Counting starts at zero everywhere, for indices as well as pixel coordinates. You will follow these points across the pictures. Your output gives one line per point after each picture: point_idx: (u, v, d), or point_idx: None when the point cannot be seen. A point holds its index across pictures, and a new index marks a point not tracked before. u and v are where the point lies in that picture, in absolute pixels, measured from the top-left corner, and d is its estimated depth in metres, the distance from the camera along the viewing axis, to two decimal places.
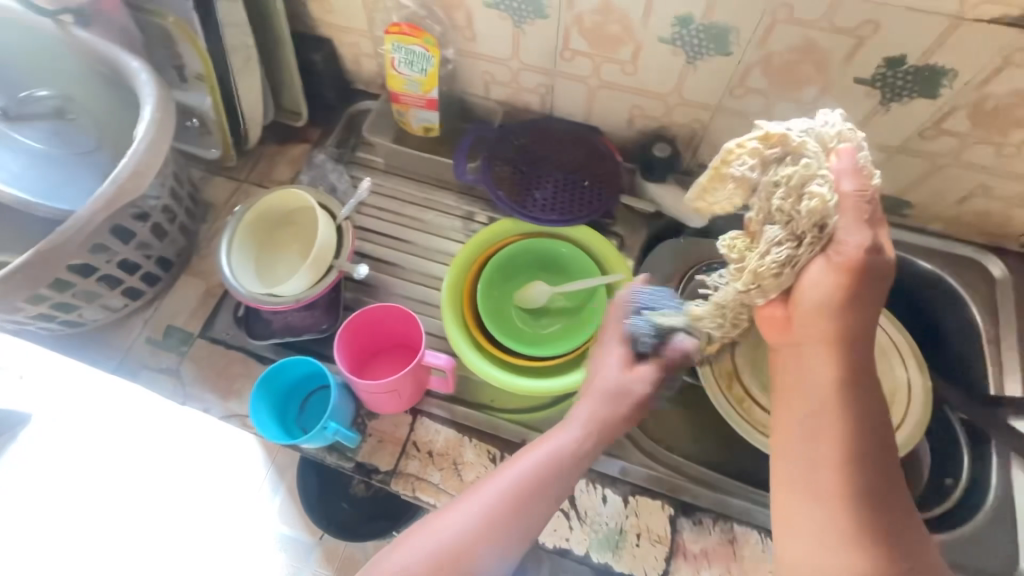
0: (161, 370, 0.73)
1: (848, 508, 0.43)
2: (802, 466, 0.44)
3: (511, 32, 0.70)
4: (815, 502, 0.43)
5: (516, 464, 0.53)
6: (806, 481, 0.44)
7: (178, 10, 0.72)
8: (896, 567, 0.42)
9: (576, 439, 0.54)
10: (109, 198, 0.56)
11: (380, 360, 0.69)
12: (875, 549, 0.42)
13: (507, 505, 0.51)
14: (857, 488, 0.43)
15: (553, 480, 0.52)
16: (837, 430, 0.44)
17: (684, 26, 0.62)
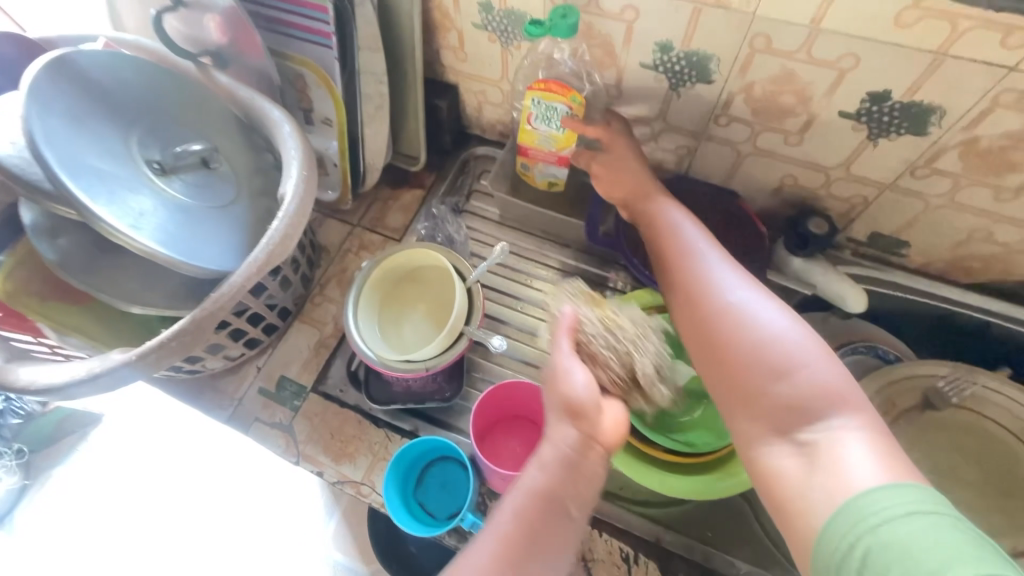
0: (274, 425, 0.70)
1: (716, 330, 0.49)
2: (711, 370, 0.48)
3: (664, 94, 0.66)
4: (709, 350, 0.49)
5: (497, 517, 0.47)
6: (710, 362, 0.49)
7: (318, 57, 0.71)
8: (772, 393, 0.44)
9: (562, 470, 0.47)
10: (262, 263, 0.54)
11: (504, 437, 0.65)
12: (774, 348, 0.45)
13: (496, 568, 0.44)
14: (736, 349, 0.47)
15: (541, 528, 0.45)
16: (696, 277, 0.53)
17: (876, 102, 0.56)
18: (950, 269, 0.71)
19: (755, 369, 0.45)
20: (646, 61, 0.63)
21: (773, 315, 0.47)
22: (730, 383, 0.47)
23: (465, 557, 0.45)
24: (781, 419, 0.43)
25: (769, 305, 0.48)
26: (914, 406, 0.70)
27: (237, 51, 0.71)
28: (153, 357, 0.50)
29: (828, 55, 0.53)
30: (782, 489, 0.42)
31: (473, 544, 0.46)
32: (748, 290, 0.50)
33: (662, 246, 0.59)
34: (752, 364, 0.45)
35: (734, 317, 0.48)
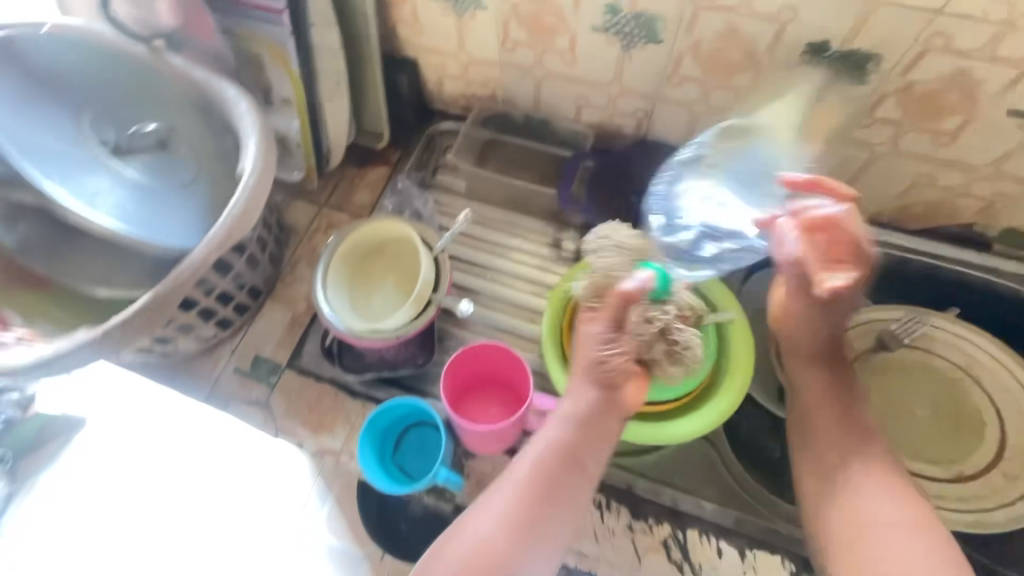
0: (252, 402, 0.72)
1: (841, 497, 0.54)
2: (817, 481, 0.56)
3: (617, 57, 0.67)
4: (829, 471, 0.55)
5: (521, 462, 0.55)
6: (818, 476, 0.56)
7: (272, 35, 0.70)
8: (862, 531, 0.51)
9: (577, 425, 0.55)
10: (222, 239, 0.55)
11: (479, 400, 0.67)
12: (872, 518, 0.51)
13: (522, 504, 0.53)
14: (856, 475, 0.54)
15: (557, 471, 0.54)
16: (846, 441, 0.56)
17: (816, 53, 0.58)
18: (900, 216, 0.74)
19: (865, 544, 0.51)
20: (597, 24, 0.64)
21: (897, 521, 0.51)
22: (844, 552, 0.51)
23: (484, 505, 0.54)
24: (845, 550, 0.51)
25: (916, 526, 0.50)
26: (869, 350, 0.73)
27: (190, 33, 0.71)
28: (118, 334, 0.52)
29: (769, 8, 0.55)
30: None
31: (503, 483, 0.55)
32: (905, 508, 0.51)
33: (813, 390, 0.59)
34: (859, 537, 0.51)
35: (861, 510, 0.52)
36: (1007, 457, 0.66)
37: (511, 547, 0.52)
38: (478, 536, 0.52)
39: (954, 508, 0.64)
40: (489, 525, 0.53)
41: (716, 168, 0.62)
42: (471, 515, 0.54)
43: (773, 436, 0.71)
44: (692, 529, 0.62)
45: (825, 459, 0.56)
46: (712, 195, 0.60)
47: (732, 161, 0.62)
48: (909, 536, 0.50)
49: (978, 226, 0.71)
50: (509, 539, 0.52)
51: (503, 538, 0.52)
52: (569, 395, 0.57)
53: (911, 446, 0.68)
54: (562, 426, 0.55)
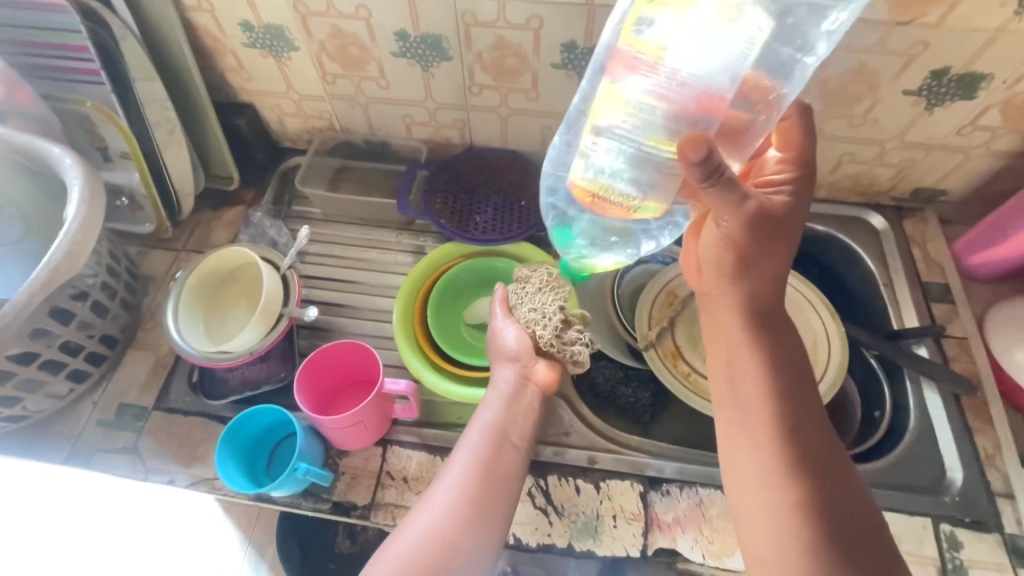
0: (118, 450, 0.71)
1: (748, 455, 0.56)
2: (737, 412, 0.58)
3: (421, 76, 0.77)
4: (753, 400, 0.57)
5: (455, 460, 0.62)
6: (734, 405, 0.59)
7: (97, 95, 0.74)
8: (762, 478, 0.54)
9: (502, 414, 0.65)
10: (44, 281, 0.57)
11: (344, 397, 0.71)
12: (766, 463, 0.54)
13: (461, 499, 0.58)
14: (769, 409, 0.56)
15: (490, 457, 0.61)
16: (760, 402, 0.57)
17: (570, 51, 0.70)
18: None
19: (786, 517, 0.52)
20: (395, 50, 0.74)
21: (797, 474, 0.53)
22: (758, 520, 0.53)
23: (429, 504, 0.58)
24: (749, 490, 0.55)
25: (830, 493, 0.53)
26: (690, 295, 0.83)
27: (14, 102, 0.72)
28: None
29: (520, 19, 0.67)
30: (748, 514, 0.55)
31: (438, 486, 0.60)
32: (818, 478, 0.53)
33: (723, 312, 0.62)
34: (787, 511, 0.52)
35: (775, 471, 0.54)
36: None
37: (460, 536, 0.56)
38: (418, 541, 0.55)
39: None
40: (431, 529, 0.56)
41: (619, 148, 0.51)
42: (412, 518, 0.58)
43: (624, 382, 0.80)
44: (552, 475, 0.69)
45: (743, 417, 0.57)
46: (611, 192, 0.54)
47: (629, 125, 0.50)
48: (826, 506, 0.52)
49: None
50: (451, 534, 0.56)
51: (442, 534, 0.56)
52: (495, 375, 0.68)
53: None
54: (490, 411, 0.65)
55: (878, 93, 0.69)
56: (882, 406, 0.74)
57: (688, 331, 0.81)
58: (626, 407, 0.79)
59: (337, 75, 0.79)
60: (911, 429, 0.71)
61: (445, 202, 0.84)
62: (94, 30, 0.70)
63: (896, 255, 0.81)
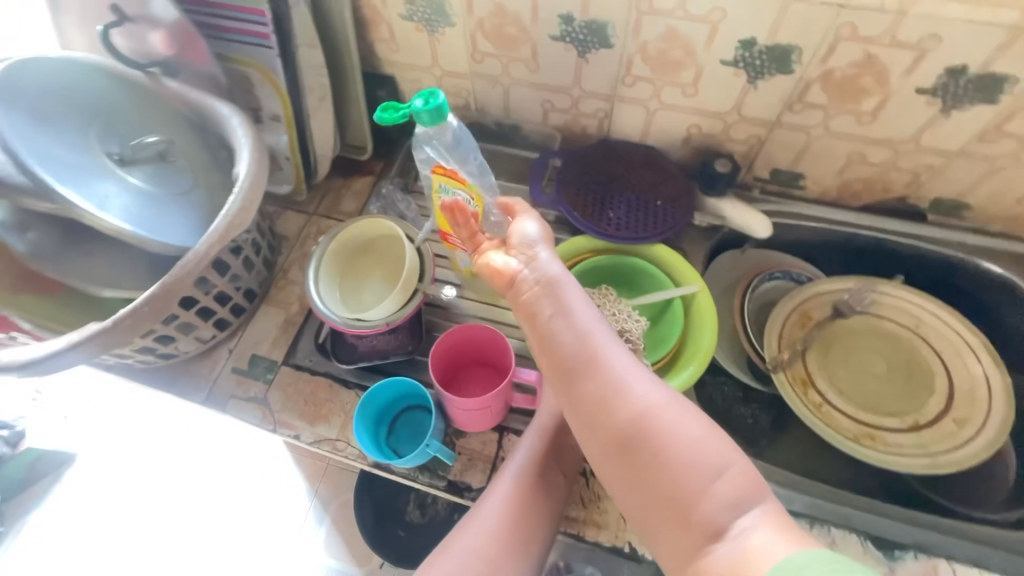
0: (250, 399, 0.74)
1: (606, 376, 0.50)
2: (585, 373, 0.50)
3: (575, 62, 0.75)
4: (592, 353, 0.51)
5: (496, 488, 0.60)
6: (557, 360, 0.52)
7: (262, 57, 0.77)
8: (634, 414, 0.48)
9: (546, 449, 0.62)
10: (221, 233, 0.60)
11: (463, 379, 0.71)
12: (631, 412, 0.48)
13: (502, 524, 0.58)
14: (618, 355, 0.51)
15: (536, 486, 0.60)
16: (586, 349, 0.51)
17: (747, 48, 0.65)
18: (843, 195, 0.80)
19: (635, 442, 0.47)
20: (555, 33, 0.72)
21: (683, 420, 0.47)
22: (604, 451, 0.49)
23: (469, 528, 0.58)
24: (618, 442, 0.48)
25: (678, 407, 0.48)
26: (828, 319, 0.78)
27: (185, 59, 0.76)
28: (127, 324, 0.57)
29: (700, 10, 0.63)
30: (641, 480, 0.47)
31: (479, 512, 0.59)
32: (662, 389, 0.49)
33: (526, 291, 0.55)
34: (638, 439, 0.47)
35: (626, 389, 0.49)
36: (954, 406, 0.71)
37: (499, 560, 0.56)
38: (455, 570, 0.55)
39: (909, 454, 0.68)
40: (472, 553, 0.56)
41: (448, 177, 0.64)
42: (449, 545, 0.57)
43: (744, 403, 0.77)
44: None
45: (575, 377, 0.51)
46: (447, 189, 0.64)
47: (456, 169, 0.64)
48: (674, 417, 0.48)
49: (910, 200, 0.78)
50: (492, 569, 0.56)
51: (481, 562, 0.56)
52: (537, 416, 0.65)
53: (868, 400, 0.73)
54: (529, 444, 0.63)
55: None
56: None
57: (824, 356, 0.77)
58: (744, 427, 0.76)
59: (488, 55, 0.78)
60: None
61: (577, 193, 0.81)
62: None
63: None
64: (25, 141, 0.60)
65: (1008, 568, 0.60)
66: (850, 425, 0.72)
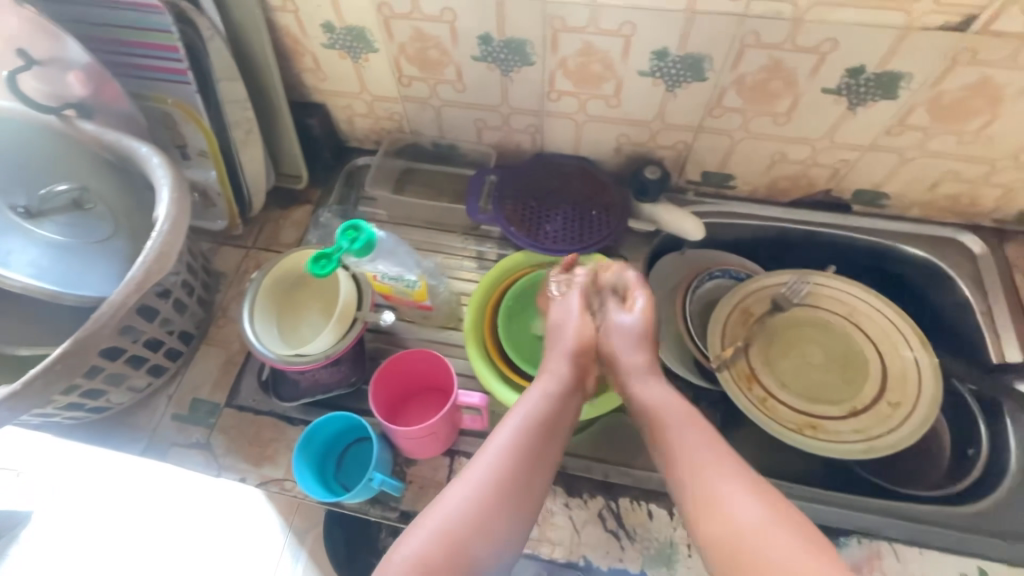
0: (192, 445, 0.72)
1: (714, 503, 0.53)
2: (686, 489, 0.55)
3: (499, 80, 0.75)
4: (697, 469, 0.56)
5: (496, 438, 0.59)
6: (673, 474, 0.57)
7: (179, 93, 0.75)
8: (740, 526, 0.52)
9: (553, 406, 0.62)
10: (138, 281, 0.58)
11: (411, 406, 0.71)
12: (735, 528, 0.52)
13: (501, 478, 0.56)
14: (718, 467, 0.55)
15: (539, 449, 0.59)
16: (689, 467, 0.56)
17: (661, 58, 0.67)
18: (772, 192, 0.83)
19: (741, 555, 0.51)
20: (475, 54, 0.72)
21: (784, 535, 0.51)
22: (716, 558, 0.52)
23: (468, 475, 0.57)
24: (728, 552, 0.51)
25: (781, 525, 0.51)
26: (767, 313, 0.80)
27: (102, 99, 0.73)
28: (41, 384, 0.54)
29: (611, 25, 0.65)
30: None
31: (478, 461, 0.58)
32: (759, 504, 0.52)
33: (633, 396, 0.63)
34: (740, 551, 0.51)
35: (731, 506, 0.53)
36: (887, 389, 0.73)
37: (494, 510, 0.55)
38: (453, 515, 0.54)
39: (848, 440, 0.70)
40: (467, 499, 0.55)
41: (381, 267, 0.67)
42: (446, 494, 0.56)
43: (694, 403, 0.78)
44: (624, 497, 0.66)
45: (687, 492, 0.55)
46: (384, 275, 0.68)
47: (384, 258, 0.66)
48: (775, 536, 0.51)
49: (833, 192, 0.80)
50: (480, 518, 0.54)
51: (476, 511, 0.54)
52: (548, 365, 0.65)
53: (808, 390, 0.75)
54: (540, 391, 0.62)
55: (998, 110, 0.64)
56: (977, 444, 0.70)
57: (765, 351, 0.78)
58: None
59: (414, 78, 0.78)
60: (1012, 470, 0.66)
61: (514, 208, 0.82)
62: (183, 31, 0.70)
63: (995, 281, 0.76)
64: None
65: (946, 543, 0.62)
66: (793, 417, 0.73)
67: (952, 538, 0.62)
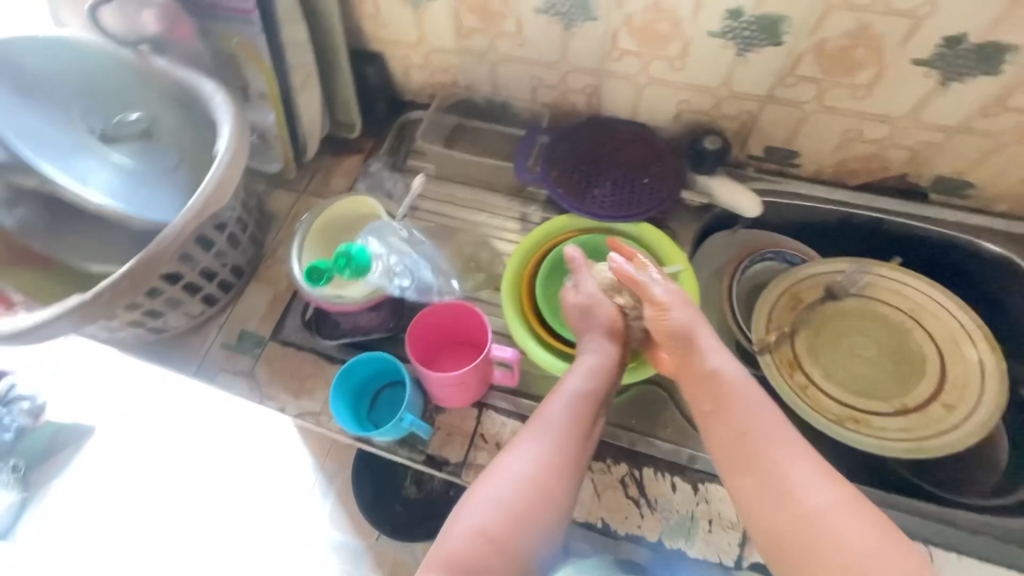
0: (238, 372, 0.76)
1: (776, 484, 0.52)
2: (748, 469, 0.54)
3: (560, 36, 0.73)
4: (760, 450, 0.54)
5: (526, 440, 0.58)
6: (731, 454, 0.56)
7: (245, 33, 0.75)
8: (804, 506, 0.51)
9: (584, 400, 0.60)
10: (198, 210, 0.61)
11: (444, 357, 0.72)
12: (801, 508, 0.51)
13: (534, 478, 0.56)
14: (780, 447, 0.54)
15: (570, 446, 0.58)
16: (753, 445, 0.55)
17: (735, 19, 0.63)
18: (839, 173, 0.77)
19: (807, 538, 0.50)
20: (539, 6, 0.70)
21: (853, 518, 0.50)
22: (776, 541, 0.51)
23: (500, 475, 0.56)
24: (790, 534, 0.51)
25: (850, 508, 0.50)
26: (820, 300, 0.76)
27: (173, 37, 0.76)
28: (108, 296, 0.58)
29: None
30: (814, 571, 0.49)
31: (509, 460, 0.57)
32: (832, 489, 0.52)
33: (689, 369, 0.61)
34: (808, 535, 0.50)
35: (796, 487, 0.52)
36: (944, 390, 0.69)
37: (528, 510, 0.54)
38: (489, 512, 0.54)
39: (893, 437, 0.67)
40: (501, 499, 0.55)
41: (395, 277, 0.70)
42: (479, 490, 0.56)
43: None
44: (648, 467, 0.65)
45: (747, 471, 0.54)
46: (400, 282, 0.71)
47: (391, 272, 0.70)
48: (843, 517, 0.50)
49: (909, 178, 0.75)
50: (518, 514, 0.54)
51: (512, 511, 0.54)
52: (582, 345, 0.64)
53: (855, 383, 0.71)
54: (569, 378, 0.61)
55: None
56: None
57: (813, 339, 0.75)
58: None
59: (473, 29, 0.77)
60: None
61: (562, 168, 0.80)
62: None
63: None
64: (15, 131, 0.67)
65: (986, 552, 0.59)
66: (835, 409, 0.70)
67: (997, 549, 0.59)
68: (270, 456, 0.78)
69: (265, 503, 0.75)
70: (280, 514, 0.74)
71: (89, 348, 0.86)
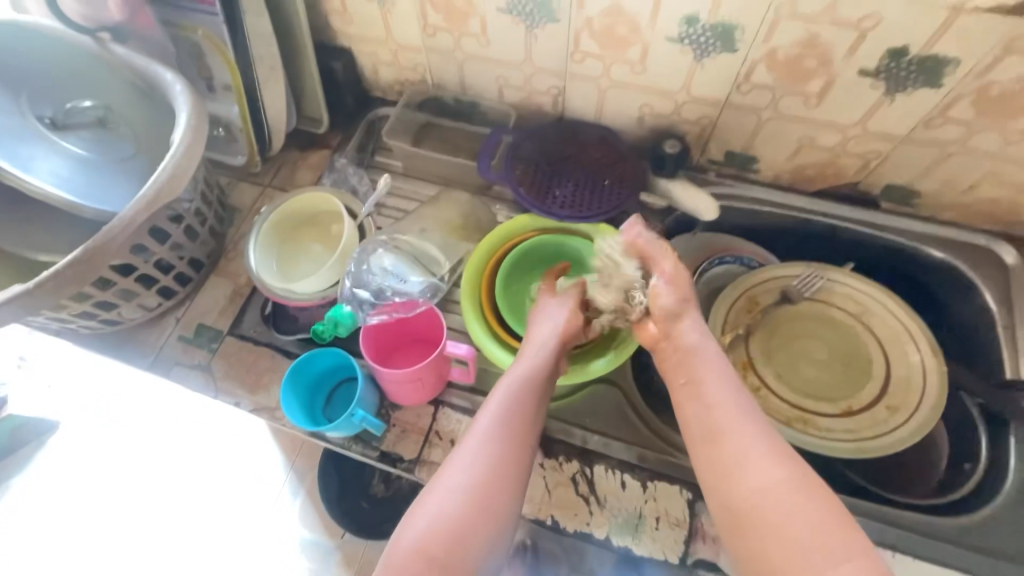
0: (194, 366, 0.75)
1: (729, 461, 0.52)
2: (708, 444, 0.53)
3: (524, 36, 0.73)
4: (721, 428, 0.53)
5: (473, 433, 0.57)
6: (692, 427, 0.56)
7: (209, 25, 0.75)
8: (757, 481, 0.50)
9: (529, 388, 0.60)
10: (149, 200, 0.60)
11: (401, 354, 0.72)
12: (757, 490, 0.49)
13: (485, 469, 0.54)
14: (742, 423, 0.54)
15: (518, 434, 0.57)
16: (714, 420, 0.54)
17: (691, 25, 0.64)
18: (795, 179, 0.79)
19: (754, 517, 0.49)
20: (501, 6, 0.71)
21: (809, 502, 0.48)
22: (727, 517, 0.51)
23: (449, 472, 0.55)
24: (741, 510, 0.50)
25: (806, 492, 0.48)
26: (774, 303, 0.78)
27: (133, 26, 0.75)
28: (51, 286, 0.57)
29: None
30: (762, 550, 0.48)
31: (458, 455, 0.56)
32: (783, 470, 0.50)
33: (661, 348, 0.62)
34: (757, 513, 0.49)
35: (743, 466, 0.51)
36: (889, 393, 0.71)
37: (482, 501, 0.53)
38: (442, 509, 0.52)
39: (839, 437, 0.69)
40: (455, 492, 0.53)
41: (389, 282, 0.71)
42: (429, 492, 0.54)
43: None
44: (598, 465, 0.66)
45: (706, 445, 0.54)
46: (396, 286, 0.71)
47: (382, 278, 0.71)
48: (797, 499, 0.49)
49: (862, 185, 0.76)
50: (473, 507, 0.52)
51: (465, 505, 0.52)
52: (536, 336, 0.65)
53: (805, 384, 0.73)
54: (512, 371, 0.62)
55: None
56: (974, 459, 0.68)
57: (766, 341, 0.76)
58: None
59: (438, 27, 0.77)
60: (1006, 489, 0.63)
61: (526, 169, 0.81)
62: None
63: None
64: None
65: (921, 550, 0.60)
66: (784, 409, 0.72)
67: (933, 548, 0.60)
68: (241, 454, 0.88)
69: (234, 494, 0.85)
70: (247, 508, 0.83)
71: (59, 346, 0.92)
